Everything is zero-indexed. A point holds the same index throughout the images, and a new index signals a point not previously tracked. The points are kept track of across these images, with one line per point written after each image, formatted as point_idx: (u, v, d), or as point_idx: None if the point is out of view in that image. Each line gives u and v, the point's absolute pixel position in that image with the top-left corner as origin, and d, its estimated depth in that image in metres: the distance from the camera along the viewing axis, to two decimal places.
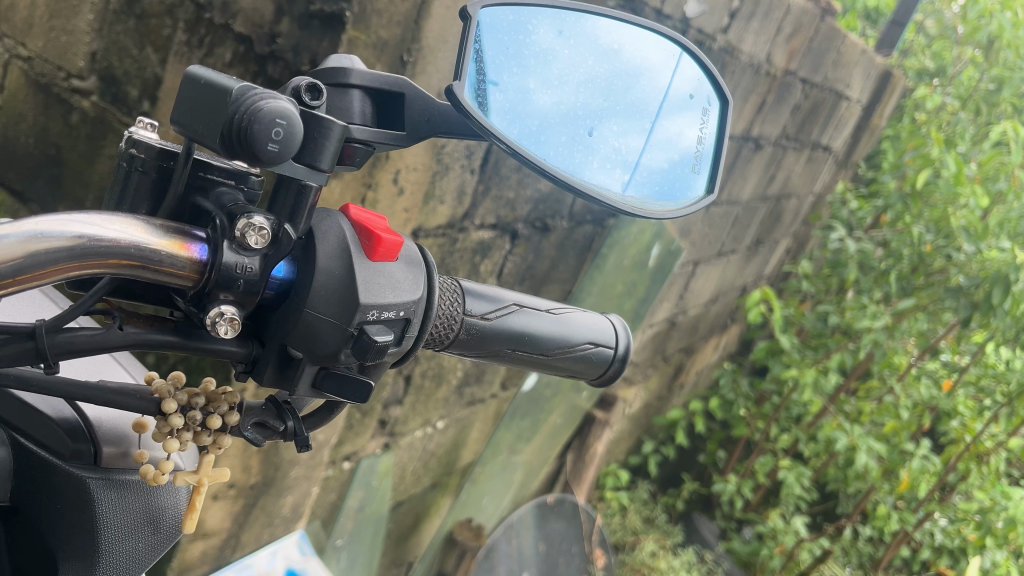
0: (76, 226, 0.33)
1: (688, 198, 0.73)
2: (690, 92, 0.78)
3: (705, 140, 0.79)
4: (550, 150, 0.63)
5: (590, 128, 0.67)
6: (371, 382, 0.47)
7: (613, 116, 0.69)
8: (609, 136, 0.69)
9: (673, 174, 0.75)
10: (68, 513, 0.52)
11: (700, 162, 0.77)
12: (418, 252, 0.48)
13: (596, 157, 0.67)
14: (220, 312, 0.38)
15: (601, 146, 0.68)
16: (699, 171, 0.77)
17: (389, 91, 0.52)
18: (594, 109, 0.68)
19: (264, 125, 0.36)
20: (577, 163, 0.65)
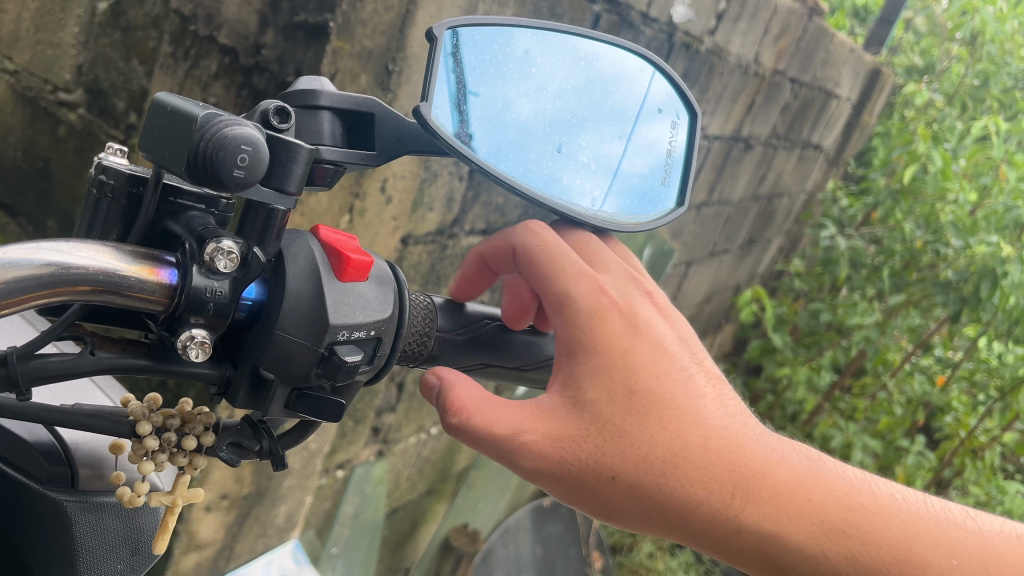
0: (43, 254, 0.33)
1: (659, 212, 0.72)
2: (662, 104, 0.77)
3: (677, 150, 0.78)
4: (521, 167, 0.62)
5: (560, 144, 0.66)
6: (346, 400, 0.48)
7: (584, 129, 0.69)
8: (580, 151, 0.68)
9: (644, 187, 0.74)
10: (47, 534, 0.53)
11: (670, 174, 0.76)
12: (390, 270, 0.49)
13: (570, 170, 0.67)
14: (191, 336, 0.39)
15: (571, 162, 0.67)
16: (670, 183, 0.76)
17: (359, 112, 0.52)
18: (570, 122, 0.68)
19: (230, 151, 0.36)
20: (549, 177, 0.64)
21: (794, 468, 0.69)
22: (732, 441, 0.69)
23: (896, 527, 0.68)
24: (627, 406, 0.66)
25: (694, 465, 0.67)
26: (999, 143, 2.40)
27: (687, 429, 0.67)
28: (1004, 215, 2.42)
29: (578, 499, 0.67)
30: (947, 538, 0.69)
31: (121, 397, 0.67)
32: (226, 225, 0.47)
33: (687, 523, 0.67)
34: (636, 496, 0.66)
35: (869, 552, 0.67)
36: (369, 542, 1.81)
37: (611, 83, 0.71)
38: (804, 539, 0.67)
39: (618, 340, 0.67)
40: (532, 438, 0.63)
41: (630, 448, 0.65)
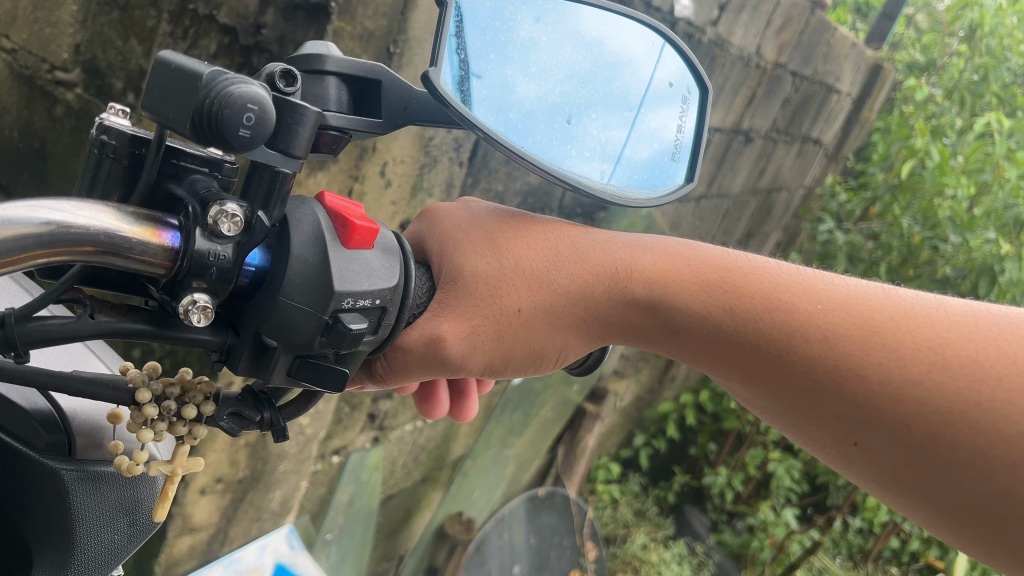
0: (43, 212, 0.32)
1: (668, 187, 0.72)
2: (671, 82, 0.77)
3: (685, 131, 0.78)
4: (529, 140, 0.61)
5: (569, 118, 0.66)
6: (350, 370, 0.47)
7: (594, 106, 0.69)
8: (589, 126, 0.68)
9: (652, 165, 0.74)
10: (44, 504, 0.52)
11: (680, 151, 0.76)
12: (394, 239, 0.49)
13: (576, 146, 0.67)
14: (193, 300, 0.38)
15: (580, 136, 0.67)
16: (679, 160, 0.76)
17: (366, 79, 0.51)
18: (574, 100, 0.67)
19: (235, 110, 0.35)
20: (558, 151, 0.64)
21: (655, 244, 0.70)
22: (585, 236, 0.68)
23: (749, 273, 0.69)
24: (496, 248, 0.64)
25: (583, 269, 0.66)
26: (998, 139, 2.40)
27: (559, 244, 0.66)
28: (1002, 212, 2.42)
29: (512, 358, 0.64)
30: (816, 288, 0.68)
31: (118, 366, 0.66)
32: (230, 188, 0.46)
33: (596, 318, 0.66)
34: (548, 316, 0.64)
35: (733, 298, 0.67)
36: (363, 529, 1.80)
37: (617, 66, 0.71)
38: (675, 291, 0.67)
39: (463, 220, 0.66)
40: (444, 316, 0.61)
41: (508, 269, 0.63)
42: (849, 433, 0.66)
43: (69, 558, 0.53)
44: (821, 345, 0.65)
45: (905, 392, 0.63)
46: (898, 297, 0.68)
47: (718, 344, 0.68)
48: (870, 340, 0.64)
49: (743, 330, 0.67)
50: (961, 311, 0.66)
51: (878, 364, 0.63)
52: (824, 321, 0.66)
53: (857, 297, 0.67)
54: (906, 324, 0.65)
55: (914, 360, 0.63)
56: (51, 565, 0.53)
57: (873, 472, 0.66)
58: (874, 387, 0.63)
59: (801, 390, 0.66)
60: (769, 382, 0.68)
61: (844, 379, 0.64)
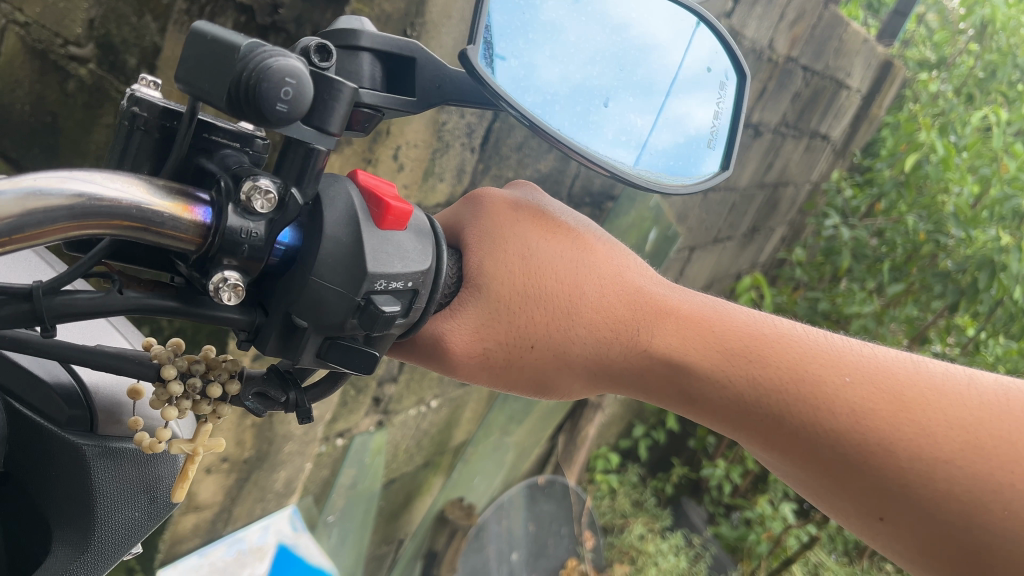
0: (74, 183, 0.31)
1: (703, 172, 0.73)
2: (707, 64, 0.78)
3: (722, 116, 0.79)
4: (565, 121, 0.61)
5: (607, 99, 0.67)
6: (379, 352, 0.46)
7: (631, 89, 0.69)
8: (625, 108, 0.68)
9: (685, 151, 0.75)
10: (64, 476, 0.51)
11: (716, 138, 0.77)
12: (428, 221, 0.48)
13: (613, 129, 0.67)
14: (224, 278, 0.37)
15: (616, 118, 0.67)
16: (715, 147, 0.77)
17: (398, 55, 0.50)
18: (611, 82, 0.67)
19: (273, 84, 0.34)
20: (596, 133, 0.65)
21: (683, 300, 0.69)
22: (617, 276, 0.66)
23: (778, 341, 0.68)
24: (524, 269, 0.61)
25: (600, 314, 0.64)
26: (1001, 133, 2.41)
27: (584, 281, 0.64)
28: (1000, 205, 2.43)
29: (514, 383, 0.63)
30: (847, 356, 0.67)
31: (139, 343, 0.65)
32: (261, 165, 0.45)
33: (611, 364, 0.66)
34: (556, 356, 0.63)
35: (759, 368, 0.66)
36: (363, 511, 1.80)
37: (648, 50, 0.70)
38: (699, 359, 0.67)
39: (502, 214, 0.62)
40: (457, 321, 0.59)
41: (531, 305, 0.61)
42: (875, 508, 0.65)
43: (89, 535, 0.52)
44: (849, 421, 0.64)
45: (935, 472, 0.62)
46: (927, 370, 0.67)
47: (746, 411, 0.67)
48: (900, 416, 0.64)
49: (768, 401, 0.66)
50: (992, 389, 0.66)
51: (907, 441, 0.63)
52: (852, 394, 0.65)
53: (884, 368, 0.67)
54: (936, 400, 0.65)
55: (946, 438, 0.63)
56: (69, 541, 0.52)
57: (899, 545, 0.66)
58: (905, 464, 0.63)
59: (828, 463, 0.66)
60: (793, 454, 0.67)
61: (874, 456, 0.64)
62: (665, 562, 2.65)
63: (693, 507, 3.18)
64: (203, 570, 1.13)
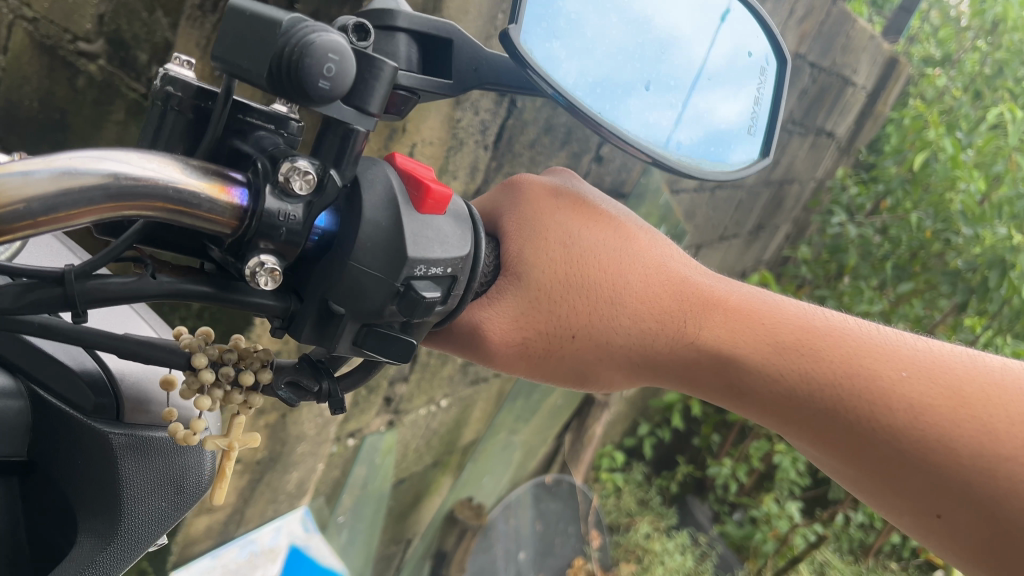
0: (108, 163, 0.30)
1: (743, 160, 0.74)
2: (747, 50, 0.79)
3: (762, 104, 0.80)
4: (610, 106, 0.62)
5: (649, 83, 0.67)
6: (416, 341, 0.45)
7: (672, 77, 0.70)
8: (665, 94, 0.69)
9: (727, 138, 0.76)
10: (91, 464, 0.51)
11: (755, 128, 0.78)
12: (466, 208, 0.47)
13: (656, 113, 0.68)
14: (260, 262, 0.36)
15: (658, 102, 0.68)
16: (755, 137, 0.78)
17: (434, 35, 0.49)
18: (655, 68, 0.68)
19: (316, 60, 0.33)
20: (641, 116, 0.66)
21: (731, 291, 0.68)
22: (662, 266, 0.66)
23: (829, 334, 0.66)
24: (566, 257, 0.60)
25: (645, 304, 0.63)
26: (1011, 130, 2.39)
27: (628, 270, 0.63)
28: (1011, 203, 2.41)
29: (554, 373, 0.62)
30: (901, 351, 0.66)
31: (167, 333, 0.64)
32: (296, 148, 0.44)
33: (655, 357, 0.65)
34: (599, 347, 0.62)
35: (812, 362, 0.65)
36: (373, 511, 1.79)
37: (665, 45, 0.69)
38: (749, 351, 0.65)
39: (543, 202, 0.62)
40: (495, 309, 0.58)
41: (573, 293, 0.60)
42: (931, 505, 0.63)
43: (115, 525, 0.51)
44: (907, 416, 0.62)
45: (998, 469, 0.61)
46: (985, 365, 0.66)
47: (796, 406, 0.65)
48: (960, 412, 0.62)
49: (823, 395, 0.64)
50: None
51: (969, 437, 0.61)
52: (909, 389, 0.63)
53: (941, 362, 0.65)
54: (997, 396, 0.63)
55: (1009, 434, 0.61)
56: (96, 531, 0.50)
57: (953, 545, 0.64)
58: (964, 461, 0.61)
59: (882, 461, 0.64)
60: (845, 451, 0.65)
61: (932, 453, 0.62)
62: (672, 561, 2.64)
63: (698, 506, 3.16)
64: (215, 572, 1.09)
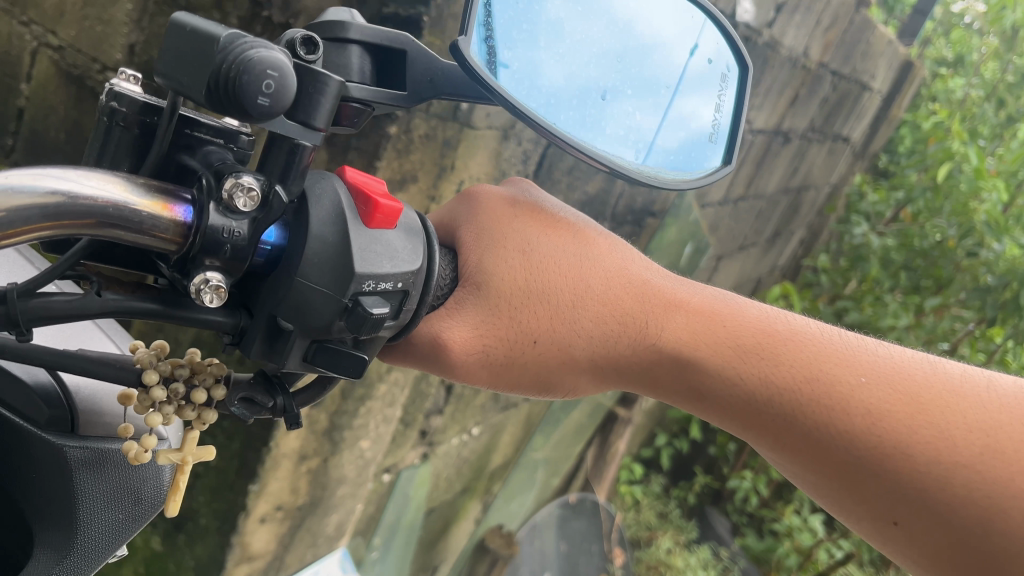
0: (46, 181, 0.30)
1: (702, 170, 0.72)
2: (710, 58, 0.76)
3: (723, 113, 0.77)
4: (562, 117, 0.60)
5: (604, 94, 0.65)
6: (369, 356, 0.45)
7: (630, 84, 0.67)
8: (624, 105, 0.66)
9: (686, 147, 0.74)
10: (45, 482, 0.51)
11: (717, 135, 0.76)
12: (419, 221, 0.47)
13: (611, 126, 0.65)
14: (206, 279, 0.36)
15: (614, 115, 0.65)
16: (716, 143, 0.76)
17: (387, 47, 0.49)
18: (611, 78, 0.65)
19: (254, 77, 0.33)
20: (592, 129, 0.63)
21: (693, 296, 0.68)
22: (623, 272, 0.65)
23: (789, 338, 0.66)
24: (524, 263, 0.60)
25: (604, 310, 0.63)
26: None
27: (587, 275, 0.63)
28: None
29: (513, 383, 0.61)
30: (861, 357, 0.66)
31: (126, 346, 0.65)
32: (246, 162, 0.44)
33: (616, 362, 0.65)
34: (559, 352, 0.62)
35: (771, 366, 0.65)
36: (403, 543, 1.77)
37: (651, 48, 0.68)
38: (709, 355, 0.66)
39: (500, 208, 0.61)
40: (456, 321, 0.57)
41: (532, 298, 0.60)
42: (889, 513, 0.63)
43: (71, 537, 0.52)
44: (863, 421, 0.62)
45: (953, 476, 0.60)
46: (944, 371, 0.65)
47: (756, 410, 0.66)
48: (917, 417, 0.62)
49: (780, 400, 0.65)
50: (1010, 392, 0.63)
51: (924, 443, 0.61)
52: (866, 395, 0.63)
53: (899, 368, 0.65)
54: (955, 403, 0.63)
55: (965, 441, 0.61)
56: (51, 545, 0.51)
57: (913, 553, 0.63)
58: (920, 467, 0.61)
59: (839, 466, 0.64)
60: (804, 455, 0.65)
61: (889, 459, 0.62)
62: None
63: (717, 518, 3.14)
64: None
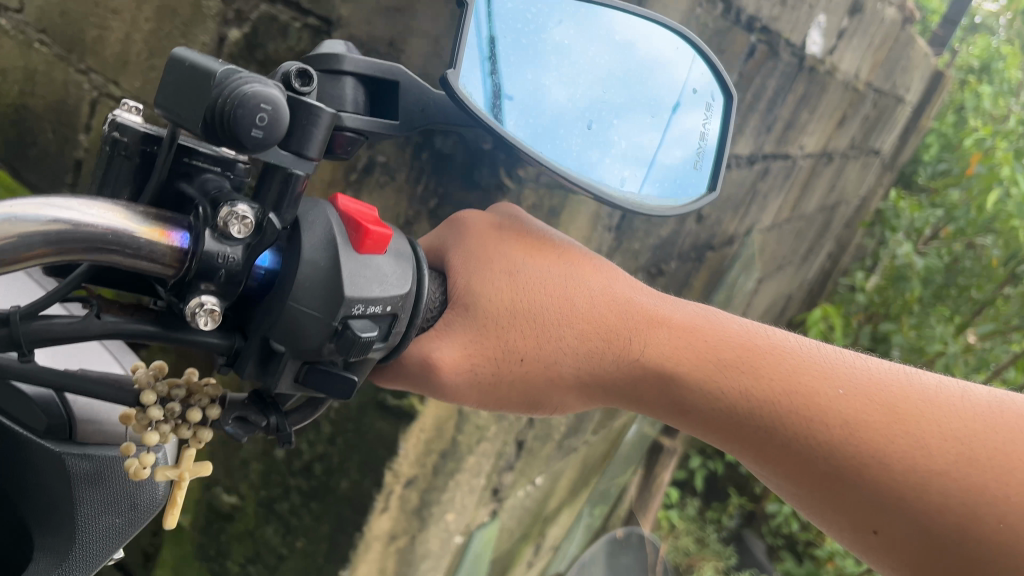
0: (47, 211, 0.32)
1: (689, 196, 0.73)
2: (695, 87, 0.74)
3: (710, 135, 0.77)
4: (563, 150, 0.61)
5: (603, 123, 0.66)
6: (359, 378, 0.46)
7: (627, 110, 0.68)
8: (622, 132, 0.68)
9: (676, 171, 0.75)
10: (45, 487, 0.53)
11: (703, 158, 0.76)
12: (409, 246, 0.48)
13: (609, 153, 0.66)
14: (200, 303, 0.37)
15: (614, 143, 0.67)
16: (701, 168, 0.76)
17: (380, 78, 0.50)
18: (609, 103, 0.66)
19: (249, 110, 0.34)
20: (590, 161, 0.64)
21: (677, 313, 0.69)
22: (606, 288, 0.66)
23: (769, 353, 0.67)
24: (509, 279, 0.61)
25: (588, 325, 0.64)
26: None
27: (572, 291, 0.64)
28: None
29: (500, 399, 0.62)
30: (840, 370, 0.66)
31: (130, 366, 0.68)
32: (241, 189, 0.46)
33: (601, 378, 0.66)
34: (544, 367, 0.62)
35: (750, 380, 0.66)
36: None
37: (653, 66, 0.69)
38: (690, 370, 0.66)
39: (484, 229, 0.63)
40: (446, 343, 0.57)
41: (515, 314, 0.61)
42: (870, 522, 0.63)
43: (70, 541, 0.53)
44: (842, 432, 0.63)
45: (930, 484, 0.60)
46: (921, 383, 0.65)
47: (739, 425, 0.66)
48: (894, 428, 0.62)
49: (762, 414, 0.65)
50: (985, 401, 0.63)
51: (901, 453, 0.61)
52: (844, 406, 0.64)
53: (877, 380, 0.65)
54: (932, 413, 0.63)
55: (940, 449, 0.61)
56: (52, 549, 0.52)
57: (897, 565, 0.63)
58: (899, 477, 0.61)
59: (821, 478, 0.64)
60: (788, 469, 0.66)
61: (867, 470, 0.62)
62: None
63: (754, 540, 3.10)
64: None
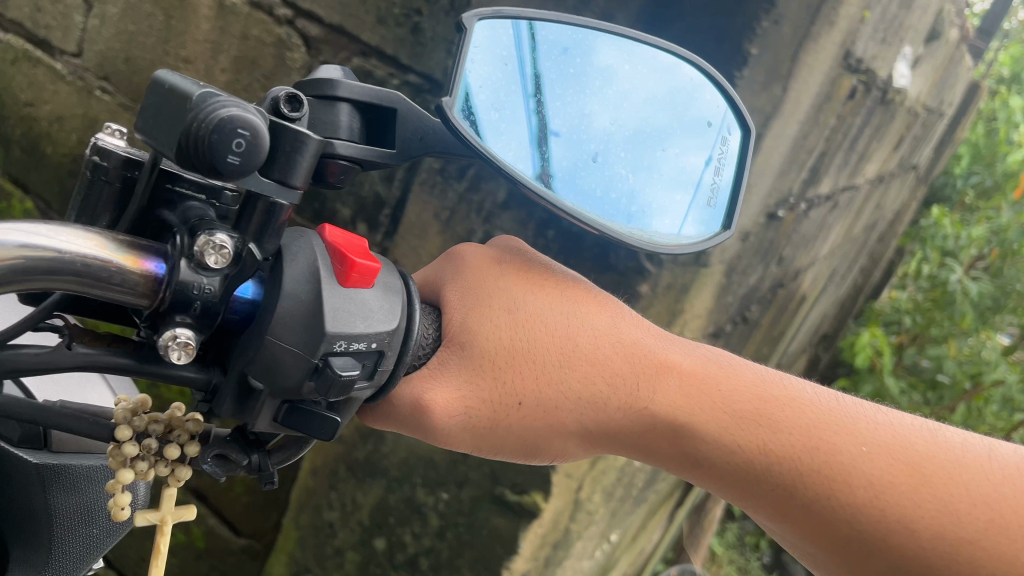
0: (16, 234, 0.33)
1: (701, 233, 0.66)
2: (707, 119, 0.68)
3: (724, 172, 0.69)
4: (610, 175, 0.60)
5: (653, 148, 0.64)
6: (341, 419, 0.46)
7: (677, 133, 0.66)
8: (671, 157, 0.65)
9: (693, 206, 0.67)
10: (20, 496, 0.53)
11: (716, 196, 0.68)
12: (400, 283, 0.48)
13: (657, 177, 0.64)
14: (174, 336, 0.37)
15: (664, 166, 0.65)
16: (715, 206, 0.68)
17: (376, 105, 0.50)
18: (658, 126, 0.64)
19: (224, 136, 0.34)
20: (633, 190, 0.62)
21: (688, 357, 0.64)
22: (613, 329, 0.63)
23: (789, 403, 0.63)
24: (509, 321, 0.60)
25: (595, 370, 0.61)
26: None
27: (577, 333, 0.61)
28: None
29: (498, 445, 0.60)
30: (863, 424, 0.62)
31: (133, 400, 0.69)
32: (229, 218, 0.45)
33: (607, 426, 0.62)
34: (545, 414, 0.60)
35: (770, 434, 0.62)
36: None
37: (697, 87, 0.67)
38: (704, 421, 0.62)
39: (483, 269, 0.62)
40: (437, 382, 0.57)
41: (517, 360, 0.59)
42: None
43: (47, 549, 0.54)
44: (868, 494, 0.60)
45: (959, 551, 0.58)
46: (945, 438, 0.63)
47: (755, 482, 0.63)
48: (923, 491, 0.59)
49: (779, 470, 0.61)
50: (1012, 460, 0.61)
51: (929, 518, 0.59)
52: (870, 466, 0.60)
53: (902, 437, 0.62)
54: (960, 475, 0.60)
55: (971, 515, 0.58)
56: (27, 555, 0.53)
57: None
58: (926, 543, 0.59)
59: (842, 540, 0.61)
60: (804, 527, 0.63)
61: (892, 535, 0.59)
62: None
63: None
64: None
